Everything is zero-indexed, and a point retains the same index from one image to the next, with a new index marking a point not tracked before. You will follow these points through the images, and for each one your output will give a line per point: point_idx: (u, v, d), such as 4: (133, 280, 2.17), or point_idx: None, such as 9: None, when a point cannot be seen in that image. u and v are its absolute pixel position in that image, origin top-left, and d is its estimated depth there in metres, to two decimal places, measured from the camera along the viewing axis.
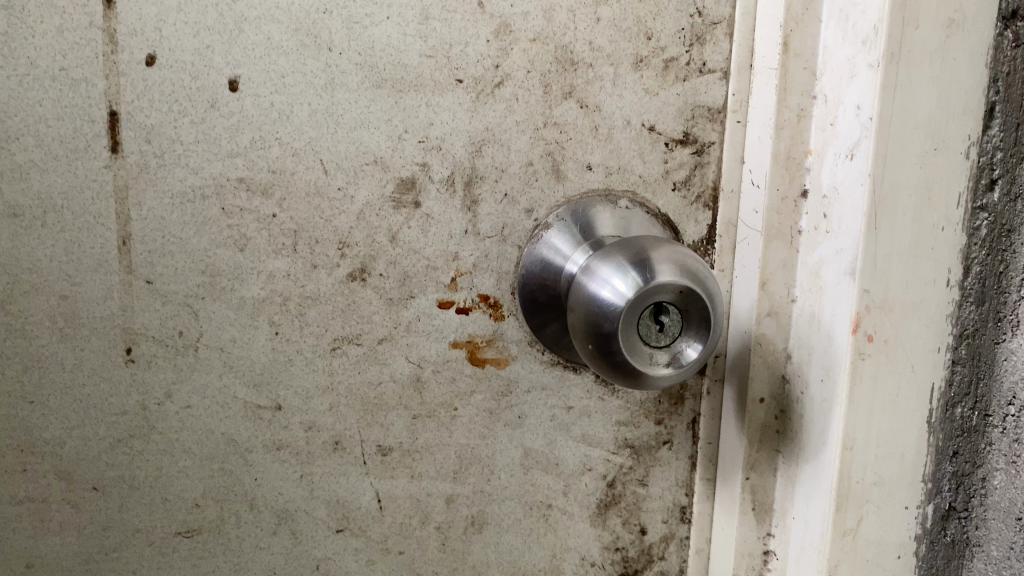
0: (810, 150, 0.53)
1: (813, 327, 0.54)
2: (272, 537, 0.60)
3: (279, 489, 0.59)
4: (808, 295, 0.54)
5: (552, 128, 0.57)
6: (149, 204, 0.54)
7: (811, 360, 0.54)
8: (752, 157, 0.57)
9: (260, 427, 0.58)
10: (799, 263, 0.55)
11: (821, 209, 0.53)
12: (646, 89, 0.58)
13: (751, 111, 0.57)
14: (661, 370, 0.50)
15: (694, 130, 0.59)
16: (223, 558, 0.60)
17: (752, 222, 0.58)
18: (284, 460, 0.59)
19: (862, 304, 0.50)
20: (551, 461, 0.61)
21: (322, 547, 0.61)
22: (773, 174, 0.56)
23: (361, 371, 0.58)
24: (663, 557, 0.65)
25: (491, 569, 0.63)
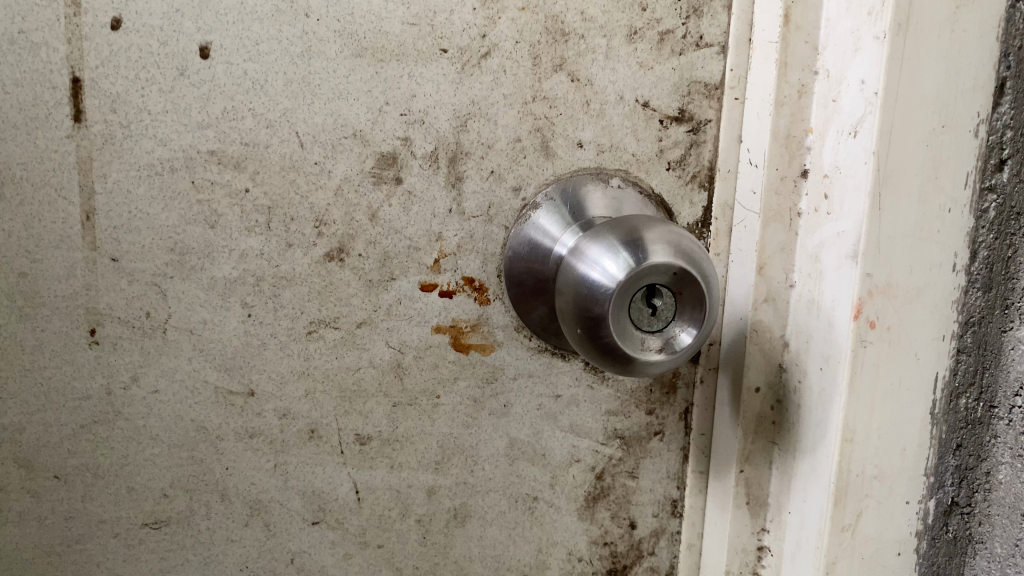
0: (811, 127, 0.51)
1: (812, 313, 0.51)
2: (244, 529, 0.57)
3: (252, 479, 0.57)
4: (806, 279, 0.52)
5: (541, 102, 0.54)
6: (114, 176, 0.51)
7: (810, 348, 0.51)
8: (750, 136, 0.55)
9: (232, 413, 0.55)
10: (798, 247, 0.52)
11: (822, 190, 0.50)
12: (641, 63, 0.55)
13: (750, 88, 0.55)
14: (653, 356, 0.48)
15: (690, 107, 0.56)
16: (193, 550, 0.58)
17: (751, 203, 0.55)
18: (257, 448, 0.56)
19: (864, 289, 0.47)
20: (537, 452, 0.59)
21: (297, 539, 0.58)
22: (774, 153, 0.53)
23: (338, 356, 0.56)
24: (653, 552, 0.62)
25: (475, 564, 0.60)
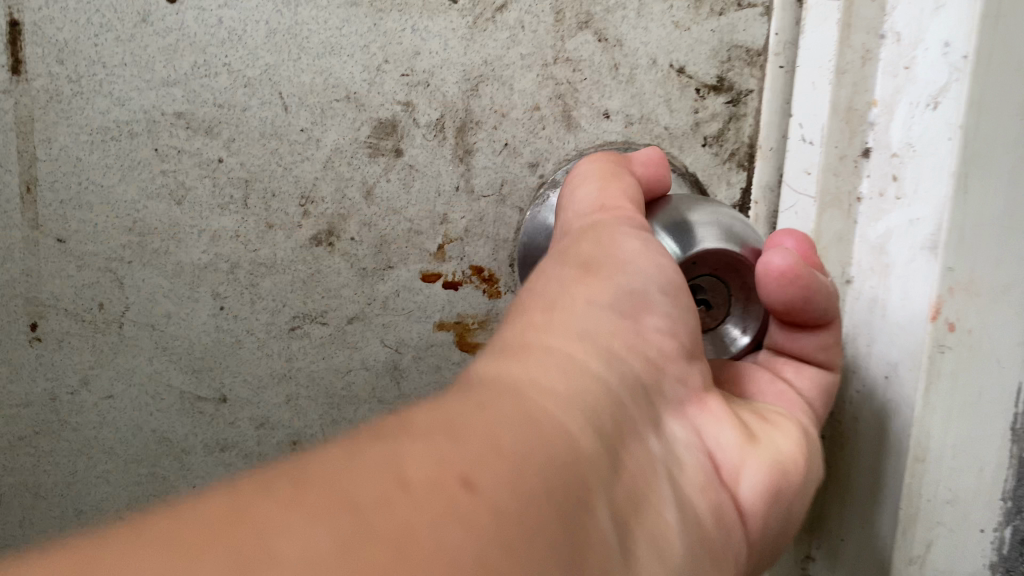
0: (876, 99, 0.43)
1: (882, 315, 0.43)
2: None
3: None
4: (868, 274, 0.44)
5: (563, 64, 0.47)
6: (62, 140, 0.43)
7: (872, 351, 0.44)
8: (804, 110, 0.47)
9: (200, 423, 0.47)
10: (857, 238, 0.45)
11: (889, 171, 0.42)
12: (676, 23, 0.48)
13: (804, 54, 0.47)
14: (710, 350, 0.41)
15: (729, 75, 0.49)
16: None
17: (805, 186, 0.47)
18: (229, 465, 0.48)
19: (944, 286, 0.40)
20: None
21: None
22: (833, 128, 0.45)
23: (325, 357, 0.47)
24: None
25: None
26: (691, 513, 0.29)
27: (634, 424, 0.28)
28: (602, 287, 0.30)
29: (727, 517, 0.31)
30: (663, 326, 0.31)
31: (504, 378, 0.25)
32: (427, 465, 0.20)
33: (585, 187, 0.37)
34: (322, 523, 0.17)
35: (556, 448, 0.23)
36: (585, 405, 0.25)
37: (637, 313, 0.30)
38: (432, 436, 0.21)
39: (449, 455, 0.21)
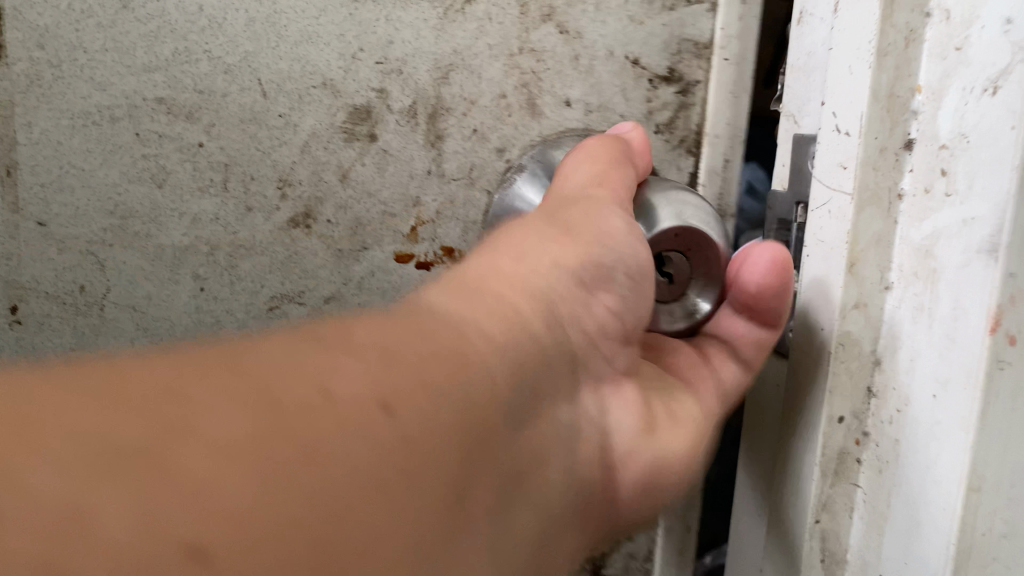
0: (920, 85, 0.37)
1: (931, 329, 0.37)
2: None
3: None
4: (912, 281, 0.38)
5: (528, 54, 0.50)
6: (42, 125, 0.44)
7: (914, 368, 0.38)
8: (839, 95, 0.39)
9: None
10: (896, 238, 0.39)
11: (936, 166, 0.37)
12: (631, 17, 0.51)
13: (837, 34, 0.39)
14: (665, 323, 0.44)
15: (679, 66, 0.53)
16: None
17: (837, 179, 0.40)
18: None
19: (1003, 294, 0.34)
20: None
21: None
22: (871, 115, 0.38)
23: None
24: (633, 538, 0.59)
25: None
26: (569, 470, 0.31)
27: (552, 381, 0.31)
28: (574, 251, 0.33)
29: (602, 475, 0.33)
30: (612, 304, 0.34)
31: (445, 322, 0.28)
32: (361, 382, 0.23)
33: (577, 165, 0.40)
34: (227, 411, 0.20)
35: (465, 393, 0.26)
36: (503, 354, 0.28)
37: (596, 287, 0.33)
38: (363, 365, 0.24)
39: (377, 387, 0.23)
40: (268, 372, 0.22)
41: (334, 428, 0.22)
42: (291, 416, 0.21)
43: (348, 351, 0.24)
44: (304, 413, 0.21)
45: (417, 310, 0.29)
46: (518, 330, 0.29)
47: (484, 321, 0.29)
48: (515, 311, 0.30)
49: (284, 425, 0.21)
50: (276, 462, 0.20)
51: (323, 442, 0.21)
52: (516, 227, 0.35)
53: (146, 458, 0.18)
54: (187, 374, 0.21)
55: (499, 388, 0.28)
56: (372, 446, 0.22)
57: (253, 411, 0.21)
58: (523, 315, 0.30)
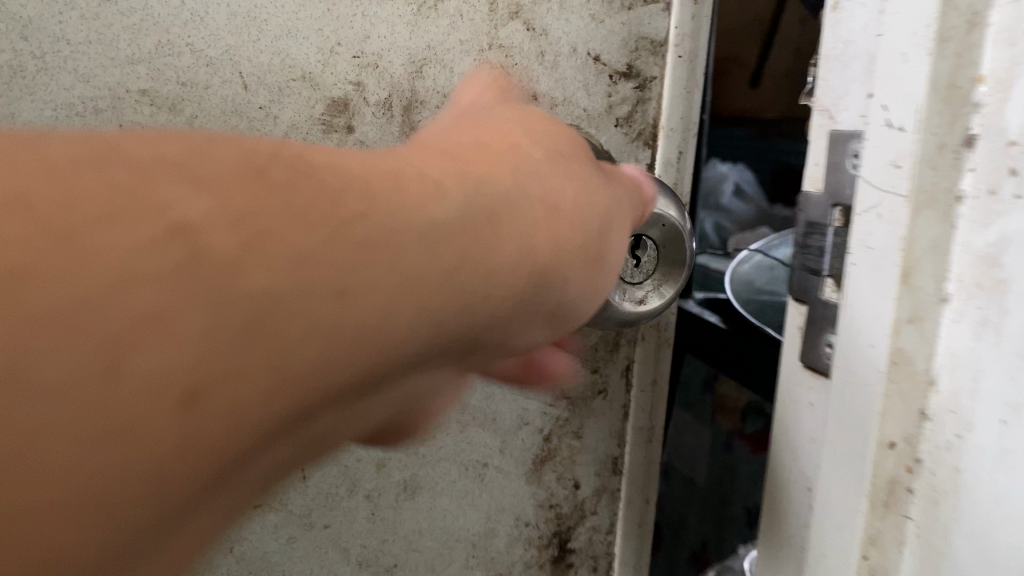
0: (984, 75, 0.31)
1: (1010, 351, 0.30)
2: None
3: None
4: (976, 294, 0.32)
5: (497, 50, 0.52)
6: (23, 115, 0.44)
7: (982, 401, 0.31)
8: (886, 87, 0.33)
9: None
10: (959, 242, 0.32)
11: (1003, 163, 0.30)
12: (592, 15, 0.54)
13: (887, 23, 0.33)
14: (631, 306, 0.46)
15: (637, 63, 0.56)
16: None
17: (891, 179, 0.33)
18: None
19: None
20: (486, 416, 0.56)
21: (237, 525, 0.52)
22: (930, 108, 0.31)
23: None
24: (595, 511, 0.62)
25: (423, 538, 0.57)
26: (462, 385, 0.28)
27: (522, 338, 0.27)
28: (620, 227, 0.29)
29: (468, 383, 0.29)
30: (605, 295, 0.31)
31: (518, 239, 0.23)
32: (441, 239, 0.20)
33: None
34: (295, 207, 0.17)
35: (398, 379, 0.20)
36: (469, 342, 0.23)
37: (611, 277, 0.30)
38: (379, 281, 0.18)
39: (347, 340, 0.18)
40: (268, 206, 0.16)
41: (269, 357, 0.16)
42: (237, 307, 0.15)
43: (377, 258, 0.18)
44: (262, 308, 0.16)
45: (474, 158, 0.24)
46: (501, 324, 0.24)
47: (513, 278, 0.23)
48: (549, 274, 0.25)
49: (231, 326, 0.15)
50: (187, 358, 0.15)
51: (246, 366, 0.16)
52: (564, 165, 0.27)
53: (103, 275, 0.14)
54: (174, 166, 0.16)
55: (421, 380, 0.22)
56: (281, 399, 0.17)
57: (195, 268, 0.15)
58: (529, 298, 0.24)
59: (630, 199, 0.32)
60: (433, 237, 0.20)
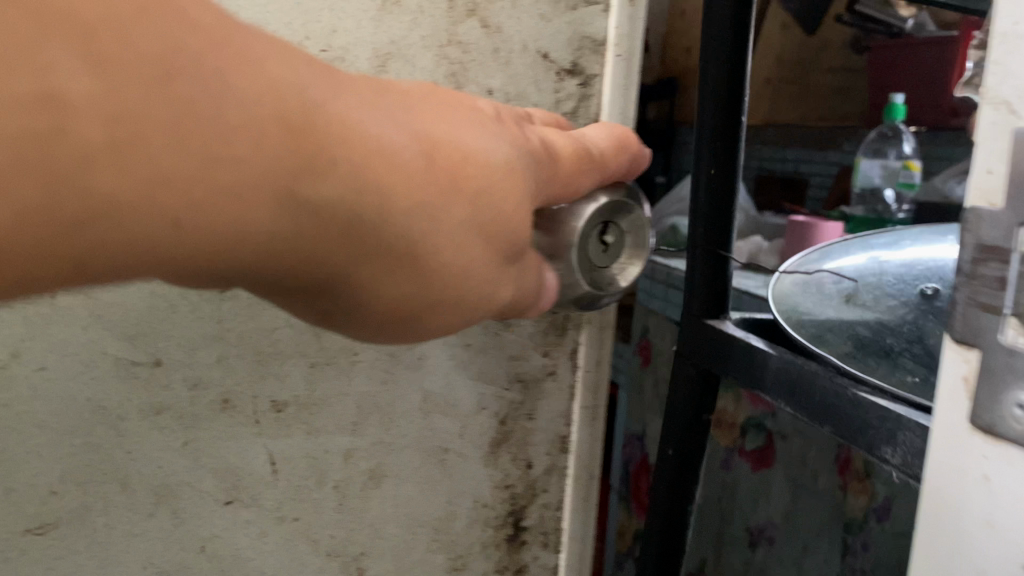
0: None
1: None
2: (148, 521, 0.51)
3: (158, 462, 0.51)
4: None
5: (455, 46, 0.54)
6: None
7: None
8: None
9: (134, 387, 0.49)
10: None
11: None
12: (542, 14, 0.56)
13: None
14: (604, 288, 0.49)
15: (581, 61, 0.58)
16: (87, 553, 0.50)
17: None
18: (164, 427, 0.50)
19: None
20: (448, 403, 0.59)
21: (208, 524, 0.53)
22: None
23: (253, 317, 0.51)
24: (546, 489, 0.64)
25: (388, 525, 0.59)
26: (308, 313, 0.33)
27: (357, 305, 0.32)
28: (483, 256, 0.33)
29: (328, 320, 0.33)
30: (448, 322, 0.34)
31: (397, 212, 0.30)
32: (328, 192, 0.29)
33: (603, 134, 0.46)
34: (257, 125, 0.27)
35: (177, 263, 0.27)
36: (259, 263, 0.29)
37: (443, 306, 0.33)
38: (233, 188, 0.27)
39: (136, 207, 0.26)
40: (136, 82, 0.25)
41: (72, 198, 0.24)
42: (64, 143, 0.24)
43: (197, 170, 0.26)
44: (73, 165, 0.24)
45: (384, 135, 0.30)
46: (293, 266, 0.30)
47: (318, 234, 0.29)
48: (385, 256, 0.31)
49: (48, 161, 0.24)
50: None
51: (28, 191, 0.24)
52: (476, 211, 0.32)
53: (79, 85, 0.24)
54: (101, 30, 0.24)
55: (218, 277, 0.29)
56: (58, 234, 0.25)
57: (50, 108, 0.24)
58: (338, 256, 0.30)
59: (519, 281, 0.37)
60: (301, 188, 0.28)
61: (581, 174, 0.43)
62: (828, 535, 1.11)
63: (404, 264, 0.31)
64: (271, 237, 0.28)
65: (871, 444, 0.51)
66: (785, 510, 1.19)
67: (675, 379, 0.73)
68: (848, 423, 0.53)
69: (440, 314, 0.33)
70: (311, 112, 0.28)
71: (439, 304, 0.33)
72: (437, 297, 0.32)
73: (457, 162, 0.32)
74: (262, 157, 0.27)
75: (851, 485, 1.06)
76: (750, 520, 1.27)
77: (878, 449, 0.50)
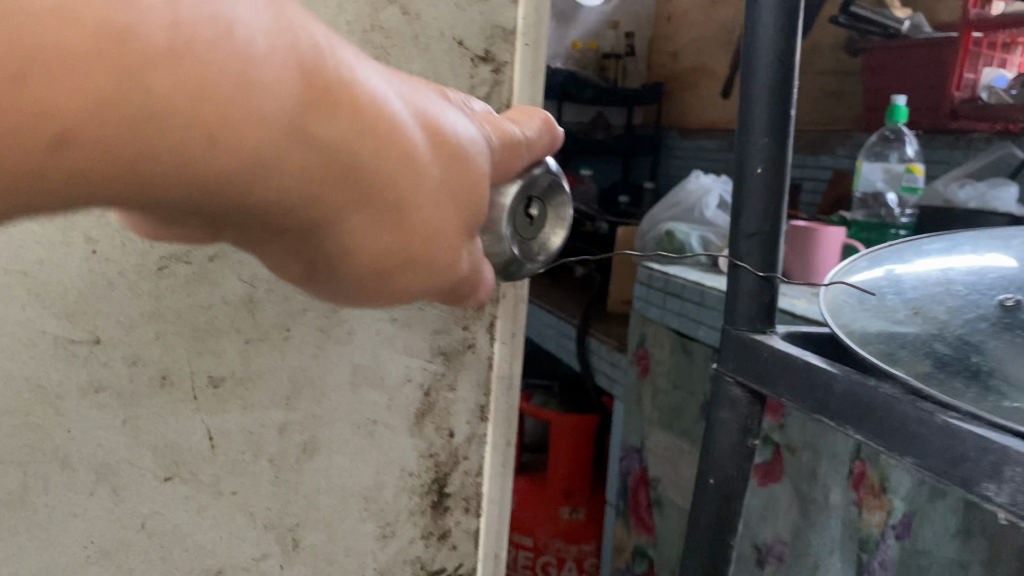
0: None
1: None
2: (88, 500, 0.58)
3: (98, 440, 0.57)
4: None
5: (379, 31, 0.57)
6: None
7: None
8: None
9: (74, 365, 0.55)
10: None
11: None
12: (457, 3, 0.60)
13: None
14: (530, 259, 0.57)
15: (493, 49, 0.62)
16: (26, 535, 0.57)
17: None
18: (103, 405, 0.57)
19: None
20: (375, 376, 0.64)
21: (147, 501, 0.59)
22: None
23: (190, 292, 0.57)
24: (467, 456, 0.69)
25: (321, 495, 0.64)
26: (289, 261, 0.35)
27: (343, 257, 0.34)
28: (454, 225, 0.36)
29: (303, 267, 0.35)
30: (416, 285, 0.36)
31: (395, 170, 0.33)
32: (340, 140, 0.31)
33: (532, 116, 0.52)
34: (296, 66, 0.29)
35: (202, 189, 0.28)
36: (272, 201, 0.31)
37: (422, 267, 0.35)
38: (273, 121, 0.29)
39: (194, 126, 0.27)
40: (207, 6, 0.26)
41: (139, 107, 0.25)
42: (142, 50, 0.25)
43: (252, 98, 0.28)
44: (143, 71, 0.25)
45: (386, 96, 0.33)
46: (293, 208, 0.31)
47: (321, 177, 0.31)
48: (381, 210, 0.33)
49: (129, 64, 0.25)
50: (78, 51, 0.24)
51: (111, 90, 0.24)
52: (451, 180, 0.36)
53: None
54: None
55: (224, 210, 0.30)
56: (120, 139, 0.25)
57: (131, 15, 0.25)
58: (340, 203, 0.32)
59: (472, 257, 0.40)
60: (322, 131, 0.30)
61: (510, 160, 0.49)
62: (840, 553, 1.13)
63: (387, 214, 0.33)
64: (291, 176, 0.30)
65: (966, 477, 0.53)
66: (793, 524, 1.24)
67: (716, 395, 0.80)
68: (939, 456, 0.55)
69: (414, 275, 0.36)
70: (334, 63, 0.31)
71: (418, 266, 0.35)
72: (416, 258, 0.35)
73: (441, 130, 0.36)
74: (296, 94, 0.29)
75: (867, 501, 1.07)
76: (761, 537, 1.33)
77: (975, 484, 0.52)
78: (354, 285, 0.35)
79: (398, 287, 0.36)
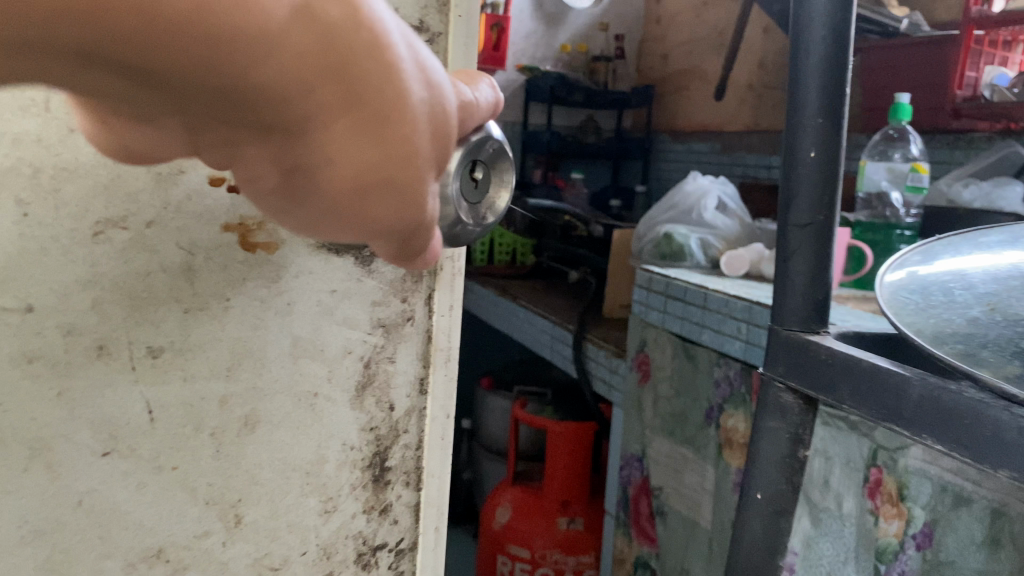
0: None
1: None
2: (22, 476, 0.56)
3: (31, 413, 0.55)
4: None
5: None
6: None
7: None
8: None
9: (4, 332, 0.54)
10: None
11: None
12: None
13: None
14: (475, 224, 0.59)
15: (427, 19, 0.62)
16: None
17: None
18: (36, 376, 0.55)
19: None
20: (315, 348, 0.64)
21: (85, 478, 0.57)
22: None
23: (127, 259, 0.57)
24: (407, 430, 0.70)
25: (263, 471, 0.64)
26: (261, 174, 0.33)
27: (318, 167, 0.32)
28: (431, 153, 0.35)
29: (272, 179, 0.34)
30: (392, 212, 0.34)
31: (382, 78, 0.32)
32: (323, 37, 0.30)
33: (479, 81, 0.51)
34: None
35: (202, 45, 0.28)
36: (253, 86, 0.30)
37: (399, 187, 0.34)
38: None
39: None
40: None
41: None
42: None
43: None
44: None
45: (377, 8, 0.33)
46: (281, 96, 0.31)
47: (316, 65, 0.30)
48: (361, 116, 0.32)
49: None
50: None
51: None
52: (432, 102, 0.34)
53: None
54: None
55: (215, 91, 0.30)
56: None
57: None
58: (319, 102, 0.31)
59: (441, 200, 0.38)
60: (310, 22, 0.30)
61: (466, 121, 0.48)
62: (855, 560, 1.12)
63: (375, 123, 0.32)
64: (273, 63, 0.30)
65: None
66: (804, 536, 1.23)
67: (763, 403, 0.84)
68: None
69: (392, 197, 0.34)
70: None
71: (395, 186, 0.33)
72: (394, 178, 0.33)
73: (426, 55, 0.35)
74: None
75: (884, 509, 1.07)
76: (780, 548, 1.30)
77: None
78: (325, 204, 0.34)
79: (373, 210, 0.34)
